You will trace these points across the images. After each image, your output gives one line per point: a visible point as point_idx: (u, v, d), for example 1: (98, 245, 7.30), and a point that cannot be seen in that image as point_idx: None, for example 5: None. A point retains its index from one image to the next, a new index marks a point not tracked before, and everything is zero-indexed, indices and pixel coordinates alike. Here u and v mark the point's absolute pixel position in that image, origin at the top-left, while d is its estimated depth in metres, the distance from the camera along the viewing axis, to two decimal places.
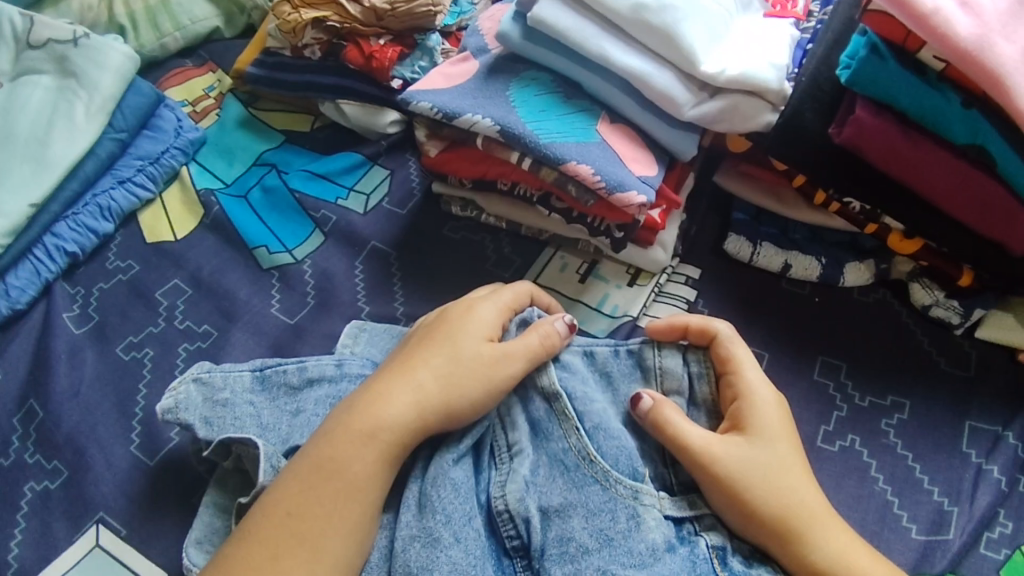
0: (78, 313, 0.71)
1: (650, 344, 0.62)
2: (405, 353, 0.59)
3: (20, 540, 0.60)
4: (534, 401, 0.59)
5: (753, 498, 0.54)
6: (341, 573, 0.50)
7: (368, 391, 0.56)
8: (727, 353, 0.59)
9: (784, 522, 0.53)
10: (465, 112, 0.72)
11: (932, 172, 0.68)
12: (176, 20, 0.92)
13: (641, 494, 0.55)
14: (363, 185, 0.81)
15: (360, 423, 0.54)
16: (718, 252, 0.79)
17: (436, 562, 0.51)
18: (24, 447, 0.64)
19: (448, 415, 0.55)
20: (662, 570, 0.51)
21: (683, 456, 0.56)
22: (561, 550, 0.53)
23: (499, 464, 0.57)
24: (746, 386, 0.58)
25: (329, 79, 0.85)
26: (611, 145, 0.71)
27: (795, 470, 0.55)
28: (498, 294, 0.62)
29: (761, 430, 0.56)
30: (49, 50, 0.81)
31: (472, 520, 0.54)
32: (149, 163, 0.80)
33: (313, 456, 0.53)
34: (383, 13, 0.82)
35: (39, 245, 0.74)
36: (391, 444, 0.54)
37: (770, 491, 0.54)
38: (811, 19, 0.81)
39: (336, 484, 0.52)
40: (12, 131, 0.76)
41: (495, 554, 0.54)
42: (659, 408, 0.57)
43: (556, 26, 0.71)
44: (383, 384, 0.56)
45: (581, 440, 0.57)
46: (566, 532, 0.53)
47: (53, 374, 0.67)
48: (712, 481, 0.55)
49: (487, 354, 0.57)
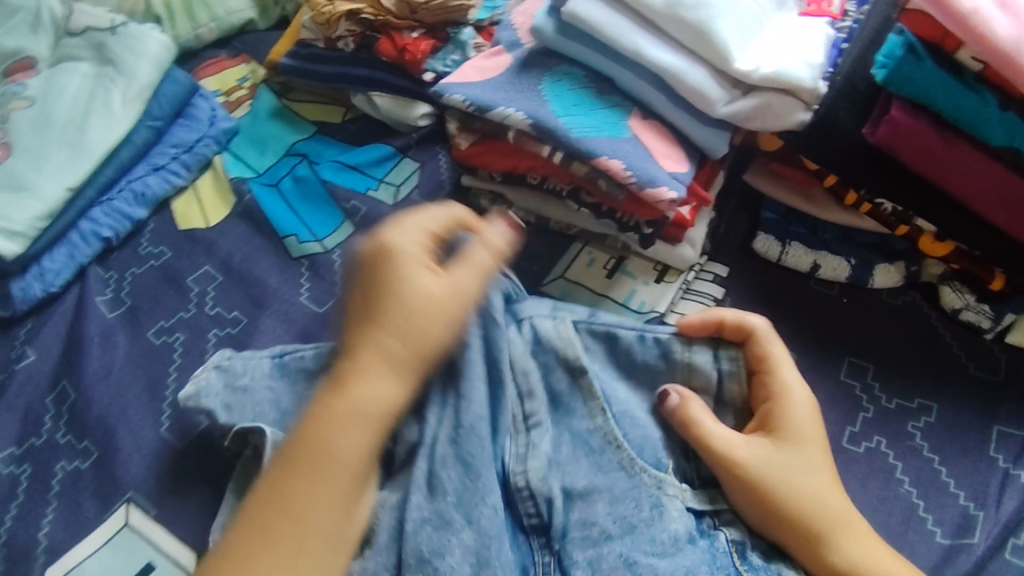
0: (111, 298, 0.72)
1: (679, 337, 0.61)
2: (360, 309, 0.56)
3: (50, 519, 0.60)
4: (556, 373, 0.60)
5: (778, 499, 0.54)
6: (335, 548, 0.49)
7: (343, 365, 0.54)
8: (765, 351, 0.59)
9: (808, 524, 0.53)
10: (498, 105, 0.72)
11: (966, 173, 0.68)
12: (211, 11, 0.93)
13: (665, 484, 0.55)
14: (393, 176, 0.81)
15: (338, 403, 0.52)
16: (746, 250, 0.78)
17: (448, 545, 0.51)
18: (56, 427, 0.65)
19: (418, 368, 0.54)
20: (683, 561, 0.52)
21: (707, 451, 0.56)
22: (584, 533, 0.53)
23: (516, 434, 0.57)
24: (782, 386, 0.58)
25: (360, 70, 0.85)
26: (642, 141, 0.71)
27: (824, 472, 0.55)
28: (414, 217, 0.59)
29: (792, 431, 0.56)
30: (87, 37, 0.83)
31: (487, 498, 0.53)
32: (184, 151, 0.81)
33: (300, 434, 0.51)
34: (417, 5, 0.83)
35: (73, 231, 0.75)
36: (367, 411, 0.52)
37: (796, 493, 0.54)
38: (846, 19, 0.79)
39: (323, 461, 0.50)
40: (50, 116, 0.77)
41: (513, 530, 0.55)
42: (685, 406, 0.58)
43: (590, 21, 0.71)
44: (353, 351, 0.54)
45: (608, 423, 0.57)
46: (589, 515, 0.54)
47: (86, 356, 0.67)
48: (735, 479, 0.55)
49: (442, 291, 0.55)
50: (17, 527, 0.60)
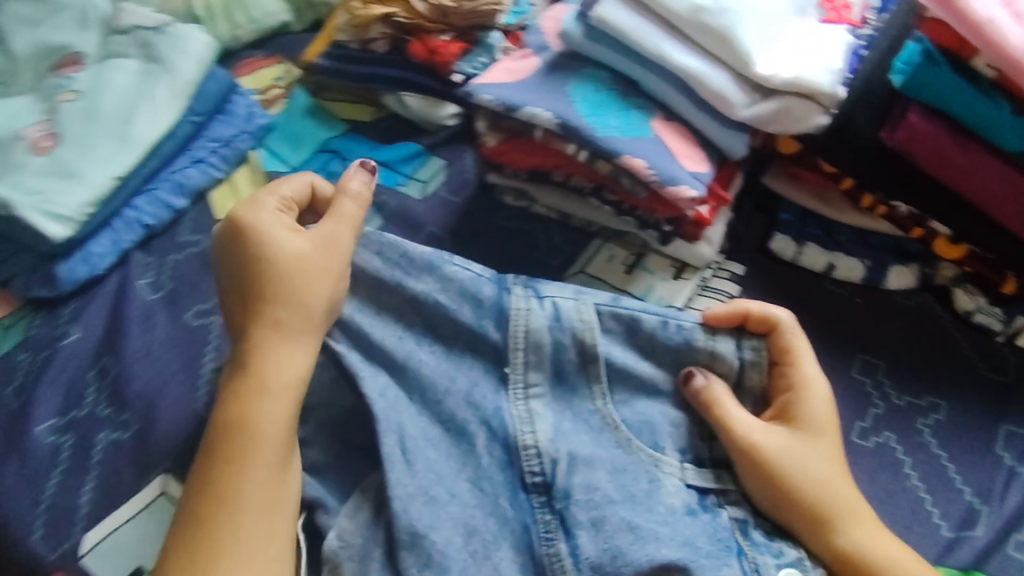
0: (151, 281, 0.75)
1: (705, 328, 0.62)
2: (251, 294, 0.59)
3: (90, 486, 0.63)
4: (568, 351, 0.60)
5: (792, 485, 0.56)
6: (273, 519, 0.53)
7: (248, 345, 0.58)
8: (787, 345, 0.61)
9: (819, 510, 0.55)
10: (526, 105, 0.75)
11: (979, 177, 0.70)
12: (249, 13, 0.97)
13: (661, 463, 0.58)
14: (421, 173, 0.84)
15: (251, 384, 0.56)
16: (763, 250, 0.80)
17: (440, 518, 0.55)
18: (97, 401, 0.68)
19: (318, 330, 0.59)
20: (682, 529, 0.54)
21: (724, 434, 0.58)
22: (587, 496, 0.55)
23: (515, 398, 0.59)
24: (804, 378, 0.60)
25: (392, 71, 0.88)
26: (664, 141, 0.74)
27: (835, 462, 0.58)
28: (263, 192, 0.63)
29: (809, 422, 0.58)
30: (134, 36, 0.87)
31: (464, 474, 0.57)
32: (223, 146, 0.84)
33: (222, 421, 0.55)
34: (448, 10, 0.86)
35: (117, 218, 0.78)
36: (272, 378, 0.56)
37: (810, 481, 0.56)
38: (866, 27, 0.81)
39: (251, 443, 0.54)
40: (98, 109, 0.80)
41: (515, 487, 0.57)
42: (710, 389, 0.59)
43: (618, 26, 0.74)
44: (254, 330, 0.58)
45: (606, 404, 0.60)
46: (592, 480, 0.56)
47: (127, 335, 0.71)
48: (751, 465, 0.57)
49: (311, 246, 0.61)
50: (61, 493, 0.63)
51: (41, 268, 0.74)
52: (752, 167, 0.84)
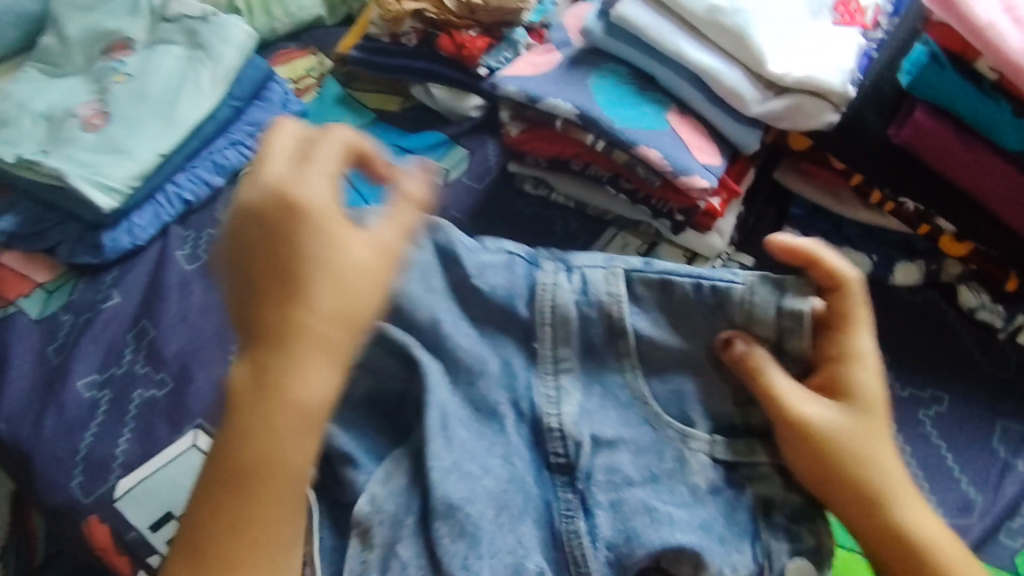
0: (188, 253, 0.80)
1: (750, 284, 0.59)
2: (274, 281, 0.44)
3: (127, 437, 0.69)
4: (596, 325, 0.61)
5: (839, 464, 0.56)
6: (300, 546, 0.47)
7: (271, 357, 0.43)
8: (847, 308, 0.58)
9: (864, 488, 0.55)
10: (548, 96, 0.78)
11: (982, 174, 0.72)
12: (286, 7, 1.01)
13: (689, 438, 0.59)
14: (445, 160, 0.88)
15: (280, 416, 0.43)
16: (773, 243, 0.82)
17: (476, 492, 0.56)
18: (136, 359, 0.73)
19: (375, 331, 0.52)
20: (703, 511, 0.57)
21: (770, 407, 0.57)
22: (608, 478, 0.58)
23: (544, 374, 0.61)
24: (859, 349, 0.57)
25: (420, 64, 0.92)
26: (679, 134, 0.77)
27: (883, 438, 0.57)
28: (274, 142, 0.47)
29: (860, 398, 0.57)
30: (181, 24, 0.91)
31: (495, 452, 0.59)
32: (258, 130, 0.88)
33: (246, 451, 0.43)
34: (475, 6, 0.89)
35: (160, 193, 0.83)
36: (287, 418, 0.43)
37: (856, 461, 0.56)
38: (879, 30, 0.83)
39: (276, 480, 0.43)
40: (145, 91, 0.85)
41: (540, 465, 0.59)
42: (754, 358, 0.58)
43: (636, 23, 0.78)
44: (289, 345, 0.43)
45: (636, 380, 0.61)
46: (614, 462, 0.59)
47: (166, 301, 0.75)
48: (795, 439, 0.57)
49: (371, 249, 0.46)
50: (99, 440, 0.69)
51: (86, 237, 0.79)
52: (763, 163, 0.86)
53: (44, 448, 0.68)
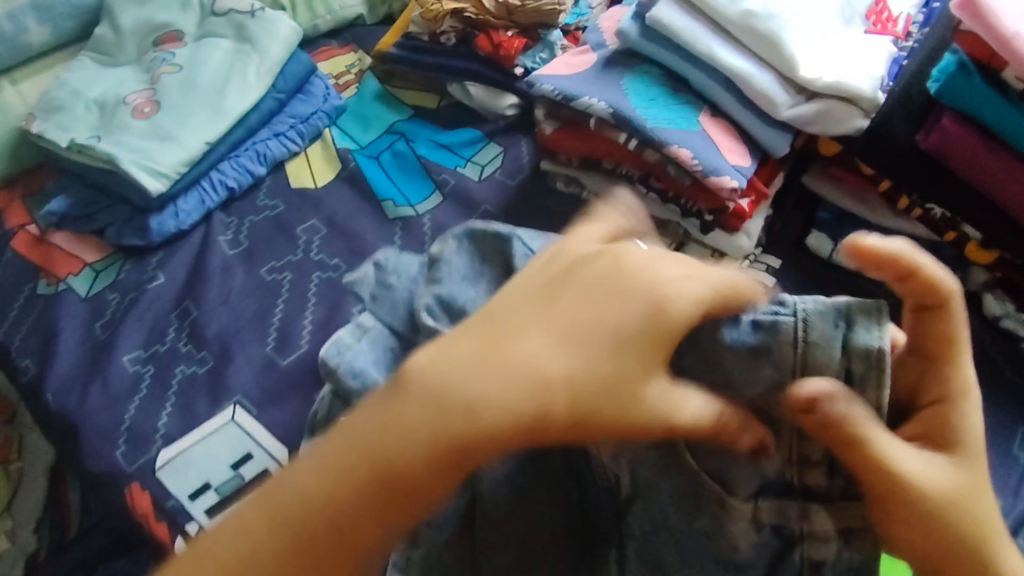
0: (231, 238, 0.83)
1: (821, 308, 0.43)
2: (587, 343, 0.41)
3: (168, 411, 0.72)
4: None
5: (954, 534, 0.41)
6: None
7: (456, 370, 0.39)
8: (946, 331, 0.43)
9: (976, 558, 0.42)
10: (583, 95, 0.80)
11: (1009, 181, 0.73)
12: (329, 5, 1.04)
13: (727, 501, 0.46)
14: (479, 158, 0.90)
15: (455, 431, 0.37)
16: (801, 246, 0.83)
17: None
18: (178, 338, 0.76)
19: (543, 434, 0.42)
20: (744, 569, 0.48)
21: (845, 454, 0.41)
22: (646, 513, 0.50)
23: None
24: (964, 384, 0.43)
25: (458, 62, 0.94)
26: (711, 135, 0.79)
27: (992, 494, 0.43)
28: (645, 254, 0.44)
29: (969, 447, 0.43)
30: (230, 18, 0.94)
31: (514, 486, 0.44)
32: (300, 122, 0.91)
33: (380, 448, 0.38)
34: (513, 8, 0.92)
35: (205, 179, 0.86)
36: (443, 381, 0.39)
37: (969, 532, 0.42)
38: (909, 39, 0.86)
39: (386, 492, 0.38)
40: (194, 81, 0.88)
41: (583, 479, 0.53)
42: (832, 401, 0.40)
43: (671, 25, 0.80)
44: (490, 373, 0.39)
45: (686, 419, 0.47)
46: (655, 505, 0.49)
47: (208, 283, 0.78)
48: (898, 511, 0.41)
49: (656, 387, 0.40)
50: (141, 413, 0.71)
51: (134, 220, 0.82)
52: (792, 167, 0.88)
53: (90, 419, 0.71)
